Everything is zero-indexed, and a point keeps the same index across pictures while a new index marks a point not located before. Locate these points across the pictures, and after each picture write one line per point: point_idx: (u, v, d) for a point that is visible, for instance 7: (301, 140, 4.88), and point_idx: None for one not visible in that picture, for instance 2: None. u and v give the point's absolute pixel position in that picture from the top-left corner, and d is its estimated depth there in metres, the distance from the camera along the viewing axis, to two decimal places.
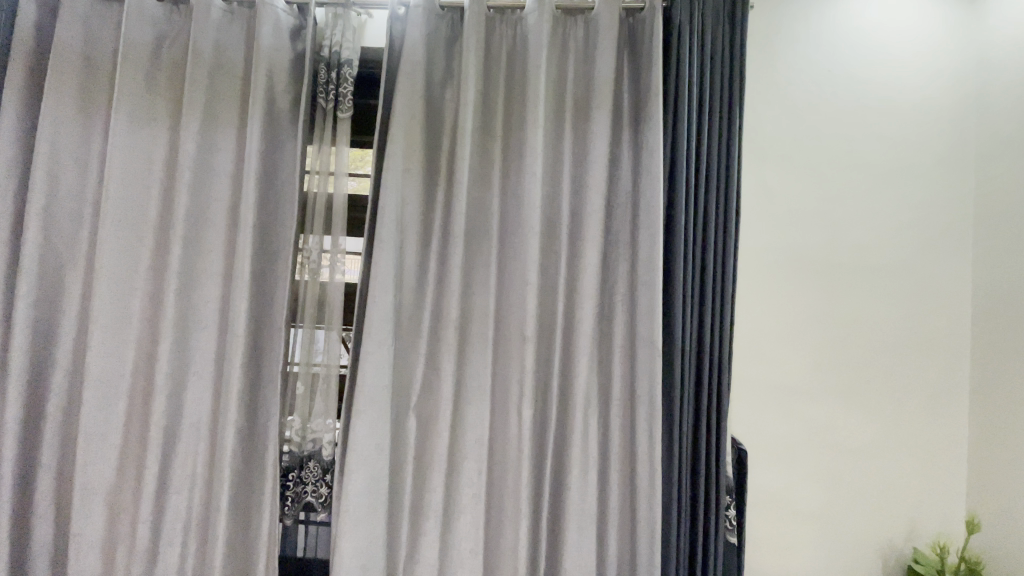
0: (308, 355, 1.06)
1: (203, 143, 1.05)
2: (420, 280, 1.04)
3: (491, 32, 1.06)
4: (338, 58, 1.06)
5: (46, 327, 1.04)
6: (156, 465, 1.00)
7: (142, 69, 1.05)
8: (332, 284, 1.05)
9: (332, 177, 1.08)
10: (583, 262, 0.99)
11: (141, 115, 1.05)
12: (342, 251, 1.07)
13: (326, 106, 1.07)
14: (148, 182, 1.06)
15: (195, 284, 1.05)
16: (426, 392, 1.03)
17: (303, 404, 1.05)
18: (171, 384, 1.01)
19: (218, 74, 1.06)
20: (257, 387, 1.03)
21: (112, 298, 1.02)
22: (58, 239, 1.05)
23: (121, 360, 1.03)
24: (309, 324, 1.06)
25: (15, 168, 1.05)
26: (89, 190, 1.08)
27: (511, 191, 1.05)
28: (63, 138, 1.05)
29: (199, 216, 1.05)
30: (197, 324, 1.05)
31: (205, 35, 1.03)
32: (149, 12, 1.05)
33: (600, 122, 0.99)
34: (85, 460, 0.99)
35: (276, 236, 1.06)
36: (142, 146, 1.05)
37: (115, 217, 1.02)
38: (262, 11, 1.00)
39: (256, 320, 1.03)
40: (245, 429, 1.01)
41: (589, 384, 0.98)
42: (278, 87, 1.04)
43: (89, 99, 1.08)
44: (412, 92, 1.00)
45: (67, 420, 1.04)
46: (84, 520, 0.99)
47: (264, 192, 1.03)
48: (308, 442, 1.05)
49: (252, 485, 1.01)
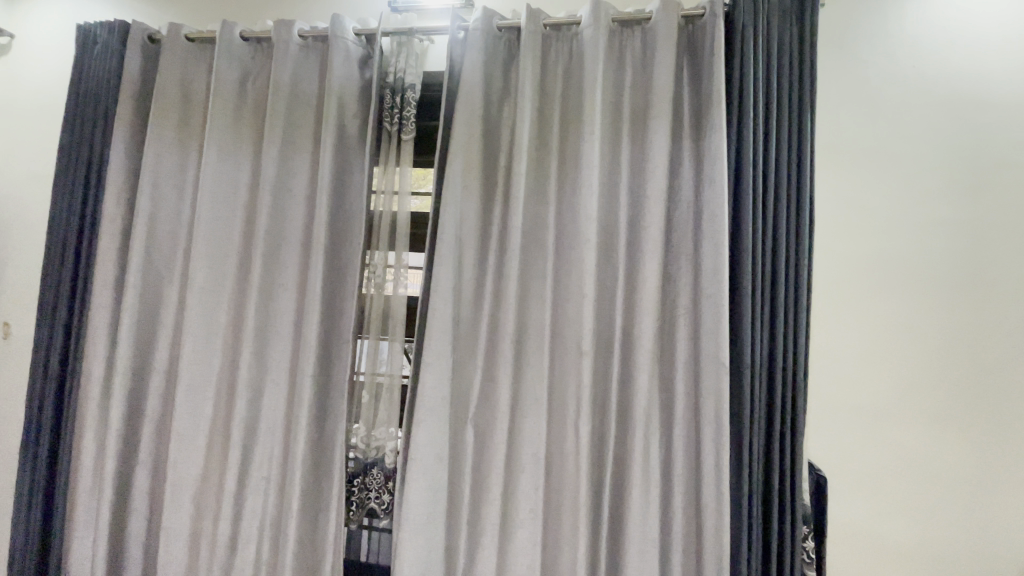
0: (373, 365, 1.10)
1: (282, 167, 1.13)
2: (478, 293, 1.06)
3: (547, 49, 1.08)
4: (402, 84, 1.11)
5: (146, 335, 1.16)
6: (236, 466, 1.08)
7: (230, 103, 1.15)
8: (395, 298, 1.10)
9: (397, 196, 1.12)
10: (643, 273, 0.96)
11: (229, 143, 1.15)
12: (405, 266, 1.11)
13: (390, 129, 1.12)
14: (234, 205, 1.16)
15: (273, 298, 1.13)
16: (484, 403, 1.04)
17: (368, 412, 1.10)
18: (251, 390, 1.09)
19: (295, 104, 1.14)
20: (326, 395, 1.09)
21: (201, 311, 1.12)
22: (158, 257, 1.17)
23: (208, 368, 1.12)
24: (374, 336, 1.11)
25: (123, 193, 1.18)
26: (184, 213, 1.19)
27: (567, 205, 1.05)
28: (164, 167, 1.17)
29: (277, 235, 1.13)
30: (273, 335, 1.12)
31: (284, 68, 1.12)
32: (236, 52, 1.16)
33: (659, 130, 0.97)
34: (176, 458, 1.08)
35: (344, 252, 1.12)
36: (229, 173, 1.16)
37: (205, 237, 1.12)
38: (335, 44, 1.07)
39: (326, 332, 1.09)
40: (314, 436, 1.06)
41: (650, 401, 0.95)
42: (348, 113, 1.11)
43: (185, 133, 1.20)
44: (471, 111, 1.03)
45: (161, 422, 1.14)
46: (173, 515, 1.08)
47: (335, 212, 1.10)
48: (373, 449, 1.09)
49: (321, 490, 1.06)
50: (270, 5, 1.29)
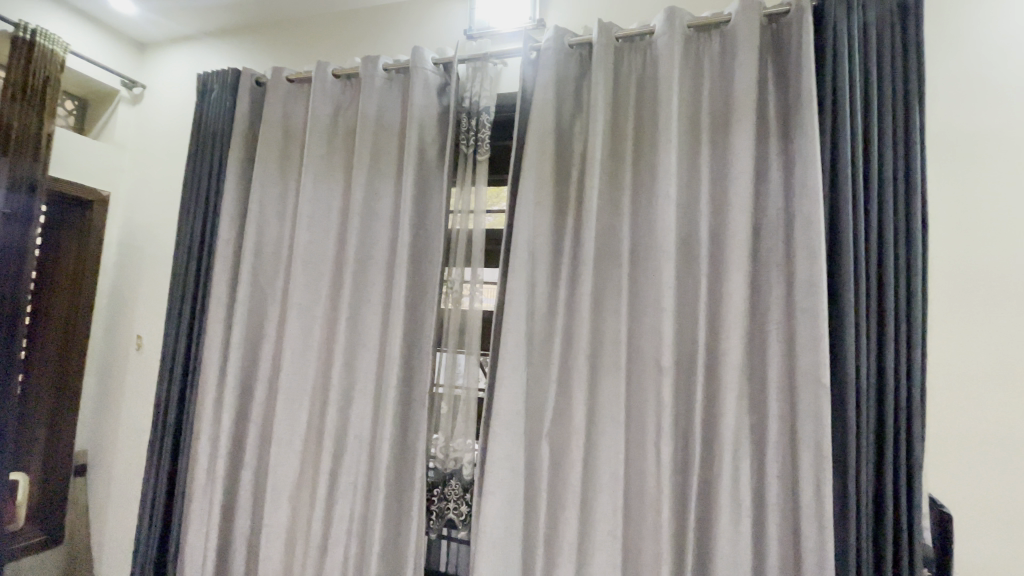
0: (452, 377, 1.14)
1: (369, 192, 1.21)
2: (552, 308, 1.06)
3: (620, 60, 1.07)
4: (477, 107, 1.15)
5: (252, 347, 1.28)
6: (328, 471, 1.15)
7: (324, 136, 1.26)
8: (472, 313, 1.13)
9: (472, 214, 1.16)
10: (727, 286, 0.91)
11: (323, 172, 1.26)
12: (481, 281, 1.14)
13: (466, 151, 1.16)
14: (327, 228, 1.26)
15: (361, 313, 1.21)
16: (560, 419, 1.03)
17: (447, 424, 1.13)
18: (341, 400, 1.17)
19: (381, 133, 1.22)
20: (408, 407, 1.14)
21: (299, 325, 1.22)
22: (263, 277, 1.30)
23: (304, 379, 1.22)
24: (452, 349, 1.14)
25: (235, 220, 1.33)
26: (284, 237, 1.31)
27: (644, 217, 1.03)
28: (268, 196, 1.31)
29: (364, 254, 1.21)
30: (361, 348, 1.20)
31: (370, 100, 1.20)
32: (329, 89, 1.27)
33: (743, 135, 0.93)
34: (277, 460, 1.18)
35: (424, 269, 1.17)
36: (323, 198, 1.26)
37: (303, 258, 1.23)
38: (415, 75, 1.14)
39: (409, 345, 1.14)
40: (398, 445, 1.11)
41: (739, 422, 0.89)
42: (427, 137, 1.17)
43: (286, 163, 1.33)
44: (544, 128, 1.04)
45: (263, 427, 1.25)
46: (274, 513, 1.17)
47: (416, 232, 1.16)
48: (451, 460, 1.12)
49: (403, 498, 1.11)
50: (355, 44, 1.40)
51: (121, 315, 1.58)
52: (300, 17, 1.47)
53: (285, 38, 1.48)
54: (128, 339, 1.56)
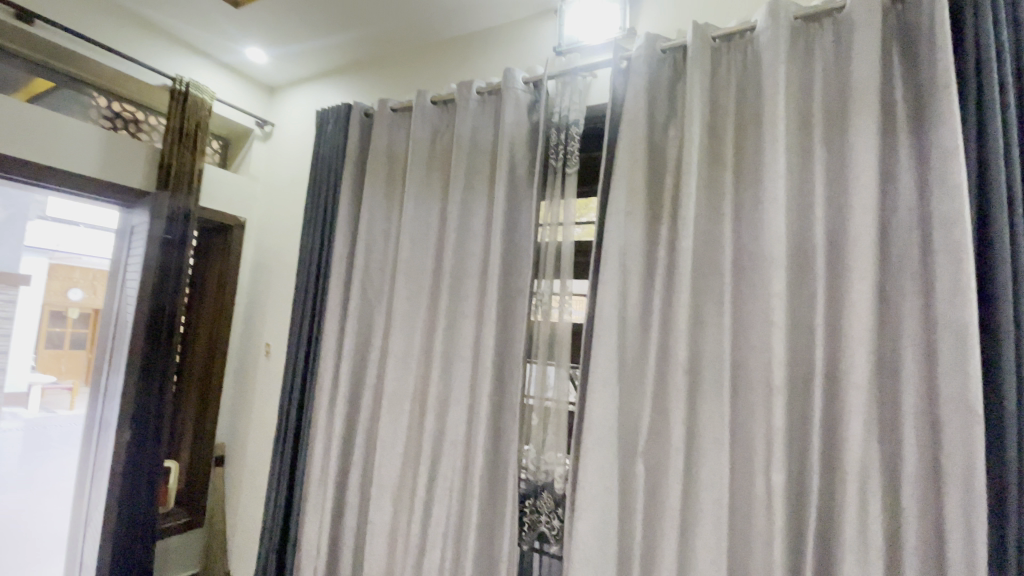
0: (542, 389, 1.14)
1: (463, 208, 1.27)
2: (646, 320, 1.03)
3: (717, 61, 1.02)
4: (566, 120, 1.16)
5: (360, 355, 1.39)
6: (426, 475, 1.21)
7: (423, 158, 1.35)
8: (562, 325, 1.12)
9: (561, 226, 1.16)
10: (849, 297, 0.82)
11: (422, 191, 1.35)
12: (570, 293, 1.13)
13: (556, 165, 1.17)
14: (425, 243, 1.34)
15: (456, 325, 1.26)
16: (656, 437, 0.99)
17: (538, 436, 1.13)
18: (438, 407, 1.23)
19: (474, 152, 1.28)
20: (501, 417, 1.16)
21: (401, 335, 1.31)
22: (370, 290, 1.41)
23: (404, 386, 1.30)
24: (542, 361, 1.15)
25: (346, 239, 1.46)
26: (389, 253, 1.42)
27: (747, 223, 0.96)
28: (374, 216, 1.42)
29: (459, 268, 1.27)
30: (456, 357, 1.25)
31: (465, 122, 1.26)
32: (428, 115, 1.36)
33: (864, 129, 0.84)
34: (381, 461, 1.27)
35: (516, 281, 1.20)
36: (422, 216, 1.35)
37: (405, 272, 1.32)
38: (507, 95, 1.18)
39: (501, 356, 1.17)
40: (491, 453, 1.14)
41: (866, 450, 0.79)
42: (518, 153, 1.20)
43: (389, 185, 1.44)
44: (636, 136, 1.02)
45: (369, 430, 1.34)
46: (378, 511, 1.25)
47: (507, 245, 1.19)
48: (542, 473, 1.12)
49: (496, 506, 1.13)
50: (450, 71, 1.49)
51: (252, 325, 1.80)
52: (401, 51, 1.60)
53: (388, 71, 1.62)
54: (258, 346, 1.77)
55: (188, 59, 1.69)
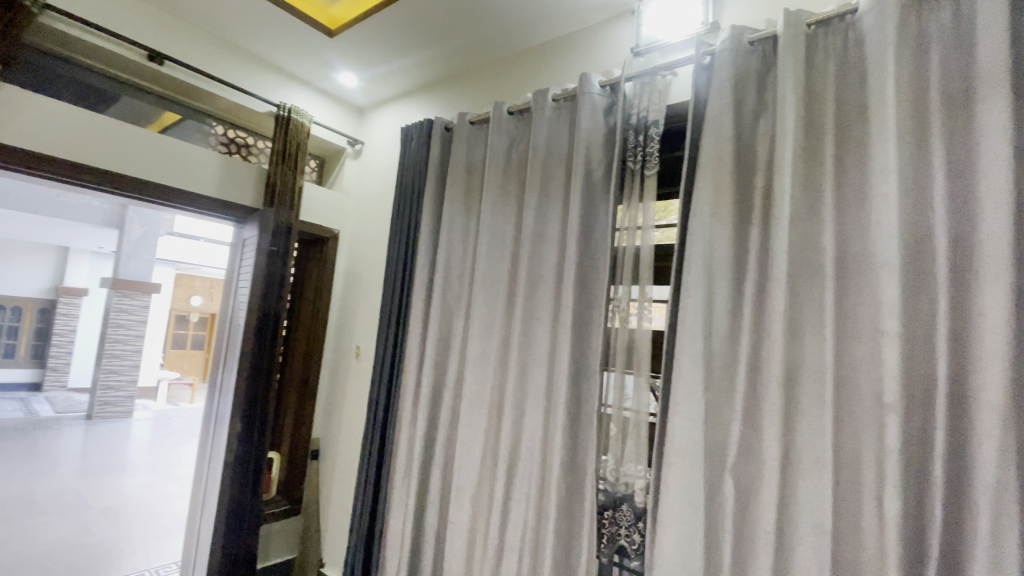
0: (620, 399, 1.10)
1: (539, 215, 1.28)
2: (734, 327, 0.97)
3: (813, 50, 0.95)
4: (645, 121, 1.13)
5: (439, 360, 1.44)
6: (504, 479, 1.22)
7: (499, 168, 1.38)
8: (640, 332, 1.08)
9: (640, 230, 1.12)
10: (981, 303, 0.72)
11: (499, 200, 1.38)
12: (649, 299, 1.09)
13: (634, 167, 1.14)
14: (502, 251, 1.37)
15: (532, 331, 1.26)
16: (747, 453, 0.92)
17: (616, 446, 1.10)
18: (515, 412, 1.24)
19: (550, 159, 1.28)
20: (578, 425, 1.14)
21: (479, 340, 1.34)
22: (449, 297, 1.46)
23: (482, 390, 1.32)
24: (620, 369, 1.11)
25: (427, 248, 1.52)
26: (466, 261, 1.46)
27: (851, 222, 0.88)
28: (453, 225, 1.47)
29: (535, 274, 1.27)
30: (532, 363, 1.25)
31: (540, 130, 1.28)
32: (505, 125, 1.39)
33: (996, 110, 0.73)
34: (461, 463, 1.30)
35: (592, 287, 1.18)
36: (499, 224, 1.38)
37: (483, 279, 1.35)
38: (583, 99, 1.18)
39: (578, 364, 1.16)
40: (569, 461, 1.13)
41: (1007, 480, 0.68)
42: (594, 158, 1.19)
43: (468, 195, 1.48)
44: (721, 134, 0.97)
45: (449, 433, 1.38)
46: (458, 512, 1.28)
47: (583, 251, 1.18)
48: (622, 484, 1.09)
49: (574, 515, 1.12)
50: (527, 81, 1.51)
51: (344, 330, 1.94)
52: (480, 64, 1.65)
53: (467, 85, 1.69)
54: (349, 349, 1.90)
55: (291, 88, 1.87)
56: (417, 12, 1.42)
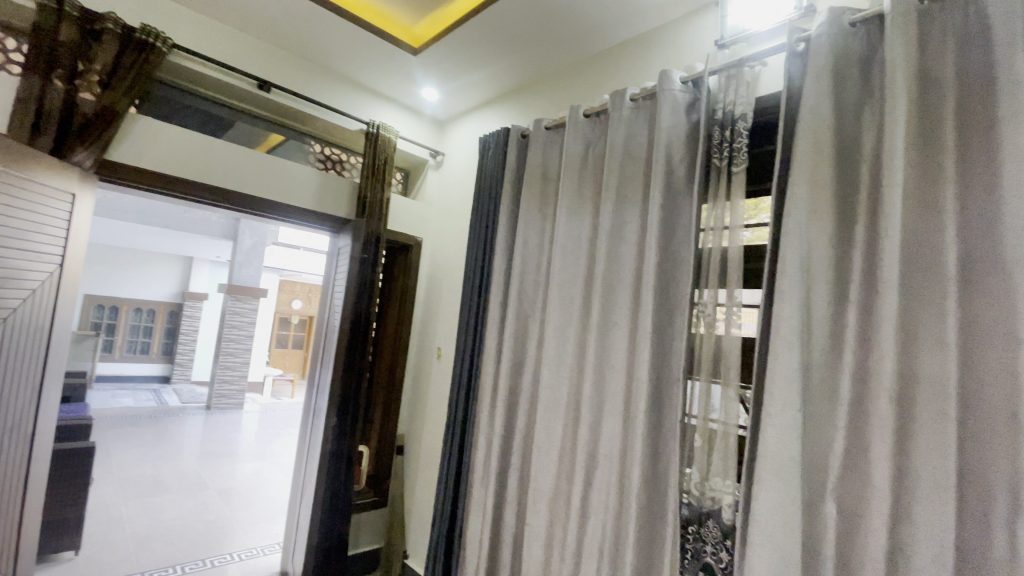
0: (706, 409, 1.05)
1: (617, 218, 1.26)
2: (836, 335, 0.89)
3: (927, 26, 0.85)
4: (732, 116, 1.08)
5: (516, 363, 1.46)
6: (581, 485, 1.20)
7: (576, 171, 1.37)
8: (728, 338, 1.03)
9: (727, 231, 1.07)
10: None
11: (575, 204, 1.37)
12: (738, 305, 1.03)
13: (720, 164, 1.09)
14: (578, 255, 1.36)
15: (610, 336, 1.24)
16: (852, 473, 0.84)
17: (702, 458, 1.05)
18: (592, 418, 1.22)
19: (628, 159, 1.26)
20: (659, 434, 1.10)
21: (554, 344, 1.34)
22: (525, 301, 1.48)
23: (558, 394, 1.32)
24: (705, 378, 1.06)
25: (504, 253, 1.55)
26: (542, 265, 1.47)
27: (982, 213, 0.76)
28: (529, 230, 1.49)
29: (613, 278, 1.25)
30: (609, 369, 1.22)
31: (618, 131, 1.26)
32: (581, 128, 1.38)
33: None
34: (538, 467, 1.30)
35: (673, 291, 1.13)
36: (575, 228, 1.37)
37: (559, 284, 1.35)
38: (663, 97, 1.15)
39: (658, 370, 1.12)
40: (649, 471, 1.09)
41: None
42: (676, 157, 1.15)
43: (543, 200, 1.49)
44: (818, 125, 0.90)
45: (526, 436, 1.40)
46: (535, 516, 1.28)
47: (664, 253, 1.14)
48: (707, 499, 1.03)
49: (655, 527, 1.08)
50: (604, 83, 1.50)
51: (426, 332, 2.03)
52: (556, 70, 1.67)
53: (543, 92, 1.71)
54: (430, 351, 1.98)
55: (379, 105, 2.00)
56: (495, 24, 1.46)
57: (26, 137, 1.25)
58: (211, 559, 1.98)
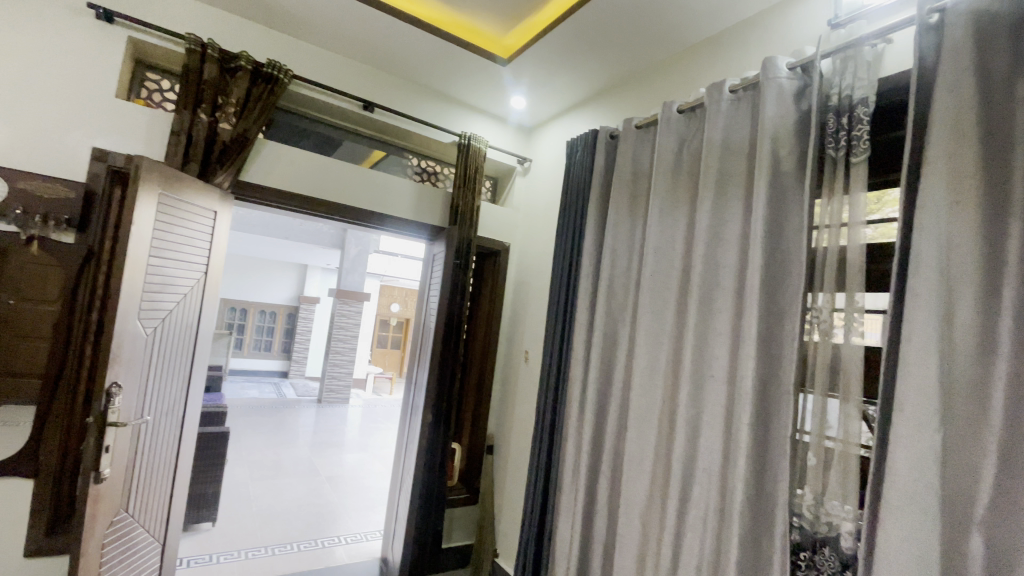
0: (820, 425, 0.96)
1: (716, 217, 1.19)
2: (985, 346, 0.76)
3: None
4: (849, 101, 0.97)
5: (606, 369, 1.44)
6: (677, 498, 1.15)
7: (669, 171, 1.32)
8: (847, 348, 0.93)
9: (846, 228, 0.97)
10: None
11: (668, 205, 1.32)
12: (860, 310, 0.92)
13: (836, 155, 0.99)
14: (673, 257, 1.31)
15: (708, 343, 1.17)
16: (1008, 510, 0.71)
17: (815, 479, 0.96)
18: (689, 429, 1.16)
19: (727, 155, 1.19)
20: (765, 449, 1.02)
21: (647, 350, 1.29)
22: (615, 306, 1.45)
23: (651, 402, 1.27)
24: (821, 392, 0.97)
25: (593, 257, 1.53)
26: (633, 269, 1.43)
27: None
28: (619, 233, 1.46)
29: (711, 281, 1.19)
30: (708, 377, 1.16)
31: (717, 125, 1.19)
32: (675, 125, 1.33)
33: None
34: (630, 476, 1.27)
35: (782, 295, 1.05)
36: (668, 230, 1.32)
37: (651, 288, 1.31)
38: (767, 86, 1.07)
39: (764, 381, 1.04)
40: (753, 488, 1.01)
41: None
42: (783, 150, 1.06)
43: (634, 202, 1.45)
44: (958, 105, 0.79)
45: (617, 443, 1.37)
46: (627, 527, 1.25)
47: (770, 255, 1.06)
48: (822, 524, 0.94)
49: (762, 551, 1.00)
50: (700, 76, 1.44)
51: (514, 336, 2.06)
52: (647, 67, 1.63)
53: (633, 91, 1.67)
54: (518, 354, 2.01)
55: (470, 117, 2.08)
56: (583, 27, 1.46)
57: (179, 163, 1.47)
58: (323, 540, 2.17)
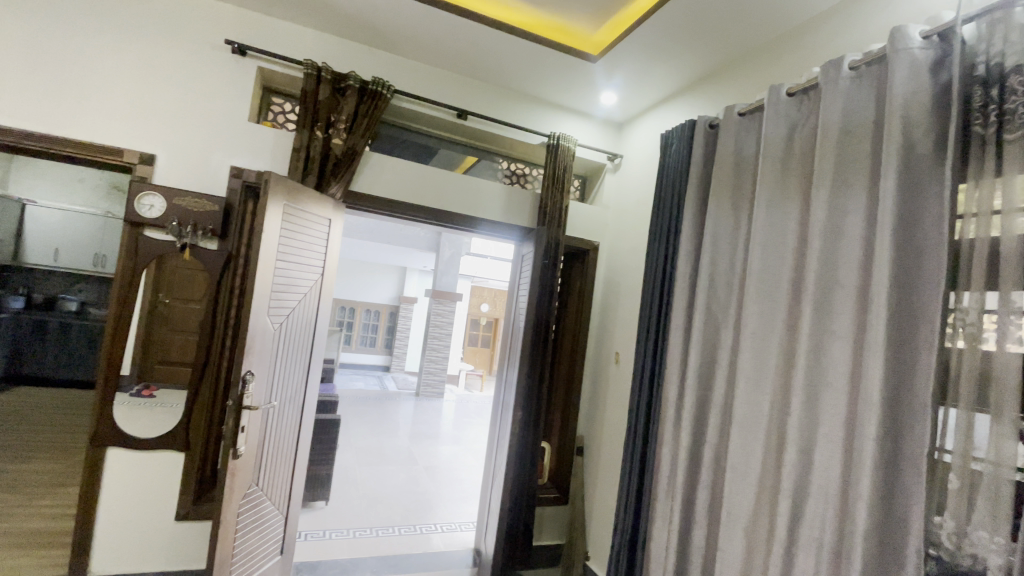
0: (965, 445, 0.83)
1: (833, 209, 1.09)
2: None
3: None
4: (1000, 70, 0.84)
5: (706, 373, 1.37)
6: (786, 514, 1.06)
7: (776, 160, 1.23)
8: (1001, 356, 0.80)
9: (999, 216, 0.83)
10: None
11: (777, 197, 1.23)
12: (1017, 313, 0.79)
13: (985, 132, 0.86)
14: (782, 255, 1.22)
15: (825, 347, 1.07)
16: None
17: (958, 505, 0.84)
18: (801, 440, 1.07)
19: (847, 140, 1.08)
20: (895, 466, 0.92)
21: (753, 354, 1.22)
22: (716, 307, 1.38)
23: (759, 408, 1.19)
24: (965, 407, 0.84)
25: (690, 255, 1.47)
26: (737, 268, 1.35)
27: None
28: (720, 229, 1.38)
29: (828, 280, 1.09)
30: (825, 384, 1.06)
31: (833, 107, 1.09)
32: (783, 110, 1.24)
33: None
34: (732, 487, 1.20)
35: (917, 294, 0.93)
36: (777, 225, 1.23)
37: (757, 287, 1.23)
38: (895, 60, 0.96)
39: (894, 391, 0.93)
40: (880, 510, 0.91)
41: None
42: (916, 130, 0.94)
43: (737, 196, 1.37)
44: None
45: (717, 451, 1.30)
46: (729, 539, 1.18)
47: (901, 249, 0.95)
48: (966, 557, 0.82)
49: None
50: (816, 52, 1.31)
51: (605, 336, 2.03)
52: (752, 50, 1.53)
53: (736, 76, 1.58)
54: (609, 355, 1.98)
55: (560, 117, 2.09)
56: (680, 14, 1.41)
57: (300, 176, 1.64)
58: (422, 526, 2.30)
